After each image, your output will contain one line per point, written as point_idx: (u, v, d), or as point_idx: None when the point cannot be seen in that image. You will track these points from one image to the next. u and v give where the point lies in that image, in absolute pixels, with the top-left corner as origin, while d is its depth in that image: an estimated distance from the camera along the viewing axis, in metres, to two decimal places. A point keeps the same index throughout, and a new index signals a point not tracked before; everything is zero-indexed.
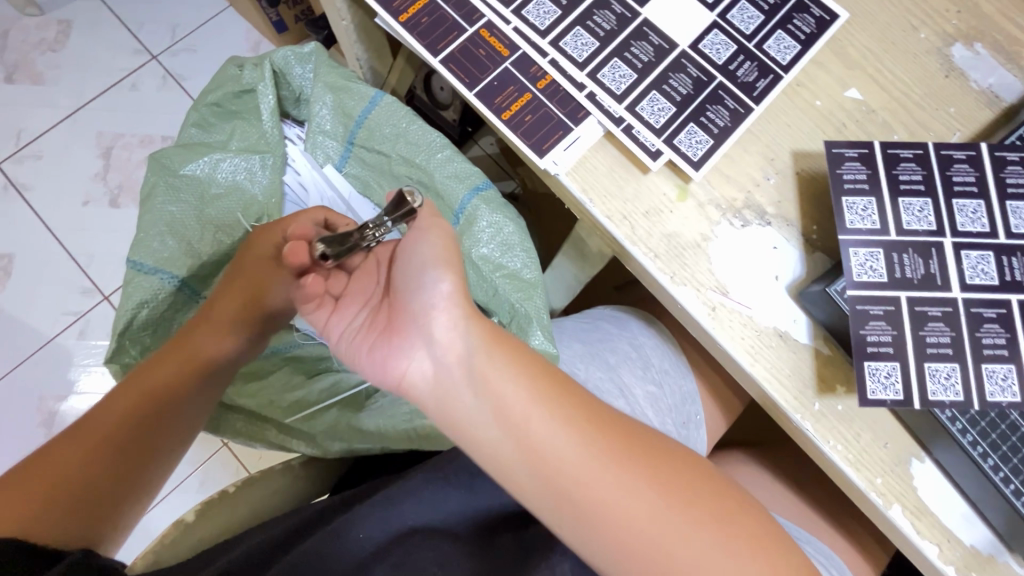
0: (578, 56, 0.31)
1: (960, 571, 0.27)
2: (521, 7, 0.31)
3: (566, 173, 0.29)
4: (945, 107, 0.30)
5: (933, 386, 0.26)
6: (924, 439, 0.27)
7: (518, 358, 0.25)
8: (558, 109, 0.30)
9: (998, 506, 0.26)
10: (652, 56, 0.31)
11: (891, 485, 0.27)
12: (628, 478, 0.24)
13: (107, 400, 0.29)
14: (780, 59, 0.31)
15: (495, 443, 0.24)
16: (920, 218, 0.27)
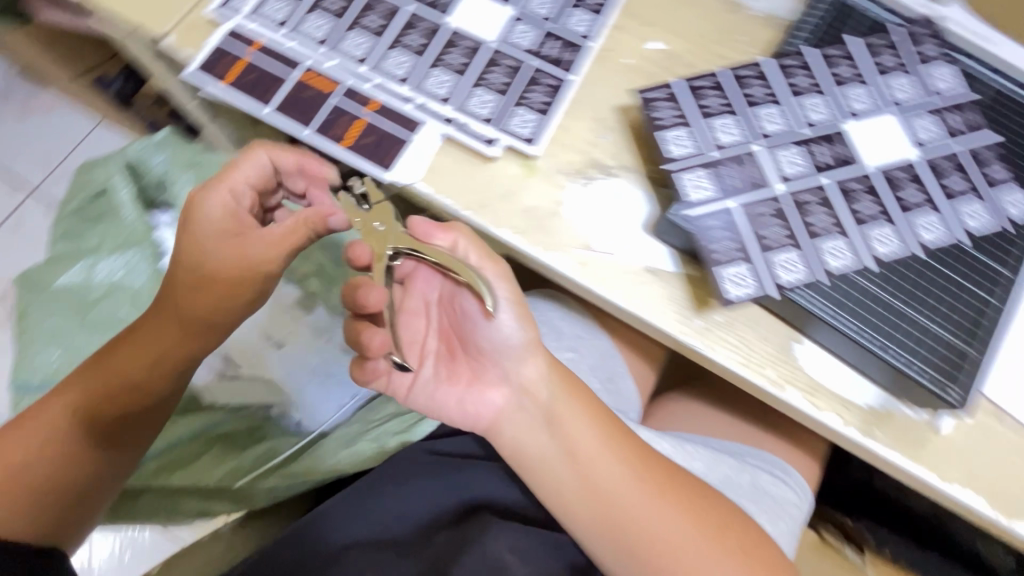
0: (429, 89, 0.51)
1: (862, 426, 0.46)
2: (416, 84, 0.51)
3: (419, 181, 0.49)
4: (741, 38, 0.54)
5: (784, 273, 0.45)
6: (803, 327, 0.47)
7: (578, 412, 0.48)
8: (398, 123, 0.51)
9: (876, 366, 0.46)
10: (466, 57, 0.52)
11: (784, 374, 0.47)
12: (657, 499, 0.47)
13: (68, 408, 0.48)
14: (582, 29, 0.54)
15: (560, 464, 0.48)
16: (731, 131, 0.47)
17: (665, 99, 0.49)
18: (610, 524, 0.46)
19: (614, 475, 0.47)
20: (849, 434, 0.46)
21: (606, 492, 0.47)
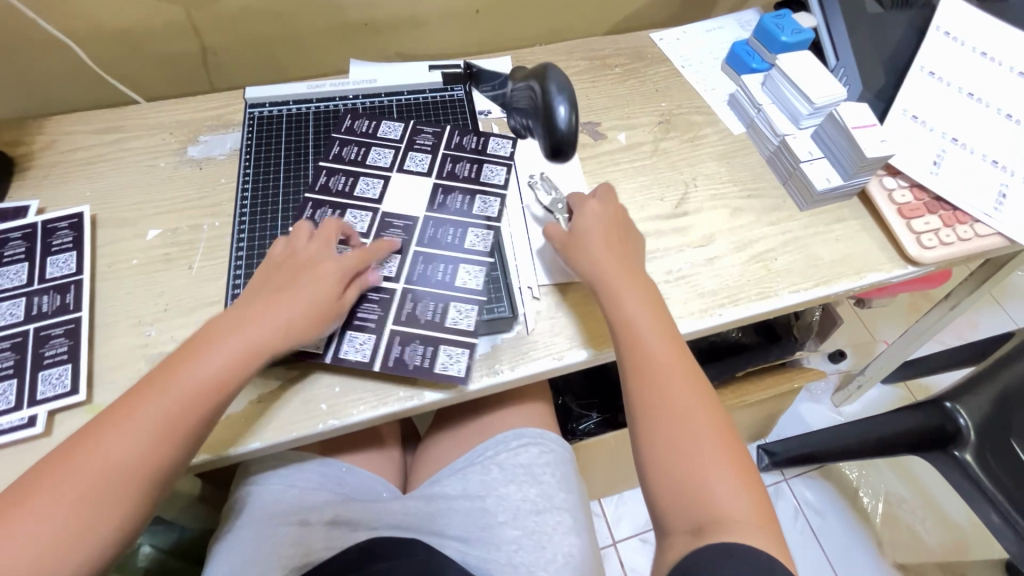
0: (424, 170, 0.63)
1: (791, 290, 0.61)
2: (410, 167, 0.63)
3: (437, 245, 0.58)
4: (570, 58, 0.79)
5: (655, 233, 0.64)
6: (718, 257, 0.63)
7: (646, 297, 0.54)
8: (426, 222, 0.60)
9: (792, 286, 0.61)
10: (421, 157, 0.64)
11: (719, 306, 0.60)
12: (697, 409, 0.49)
13: (151, 419, 0.43)
14: (424, 87, 0.70)
15: (640, 342, 0.52)
16: (500, 149, 0.66)
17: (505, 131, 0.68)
18: (669, 395, 0.50)
19: (679, 368, 0.51)
20: (778, 291, 0.61)
21: (682, 377, 0.51)
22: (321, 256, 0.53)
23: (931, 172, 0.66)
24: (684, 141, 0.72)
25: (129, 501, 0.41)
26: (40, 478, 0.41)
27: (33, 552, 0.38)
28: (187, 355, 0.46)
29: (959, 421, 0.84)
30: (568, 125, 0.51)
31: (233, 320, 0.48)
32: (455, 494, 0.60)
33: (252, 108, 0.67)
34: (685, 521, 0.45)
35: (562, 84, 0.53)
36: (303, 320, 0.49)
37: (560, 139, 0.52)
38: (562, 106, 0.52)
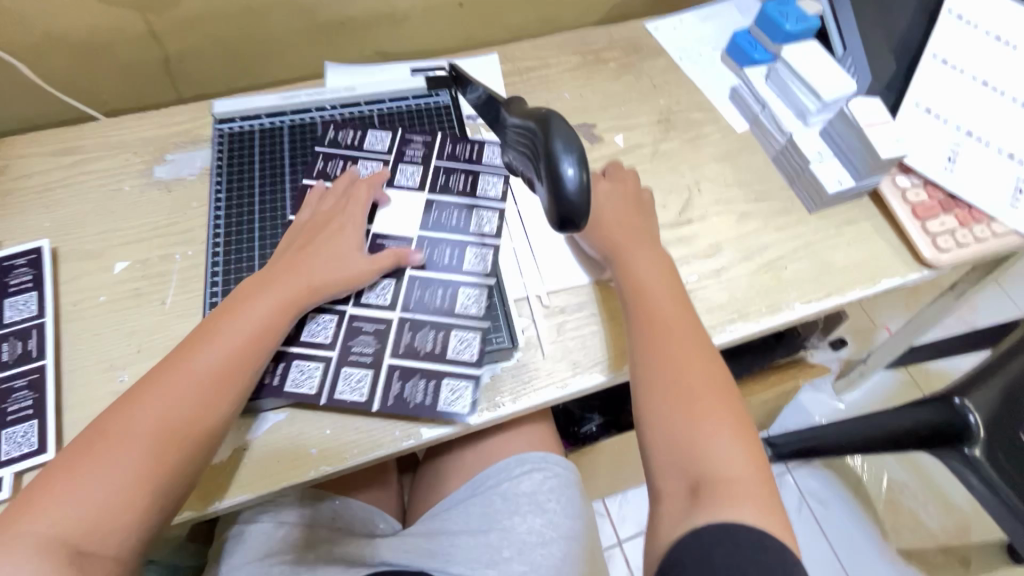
0: (416, 183, 0.59)
1: (804, 302, 0.58)
2: (400, 181, 0.59)
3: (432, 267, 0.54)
4: (562, 53, 0.74)
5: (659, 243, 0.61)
6: (725, 267, 0.60)
7: (653, 252, 0.54)
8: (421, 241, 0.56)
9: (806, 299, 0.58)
10: (411, 170, 0.60)
11: (729, 320, 0.57)
12: (699, 358, 0.47)
13: (198, 372, 0.44)
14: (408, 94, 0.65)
15: (644, 291, 0.51)
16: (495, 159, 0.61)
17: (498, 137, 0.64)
18: (674, 352, 0.47)
19: (687, 328, 0.49)
20: (793, 305, 0.58)
21: (690, 336, 0.48)
22: (339, 210, 0.54)
23: (945, 169, 0.63)
24: (685, 141, 0.68)
25: (204, 439, 0.44)
26: (98, 436, 0.42)
27: (117, 493, 0.40)
28: (228, 314, 0.47)
29: (968, 418, 0.82)
30: (579, 195, 0.40)
31: (267, 274, 0.50)
32: (458, 529, 0.57)
33: (222, 124, 0.62)
34: (680, 482, 0.42)
35: (570, 140, 0.40)
36: (344, 265, 0.51)
37: (569, 211, 0.40)
38: (570, 169, 0.39)
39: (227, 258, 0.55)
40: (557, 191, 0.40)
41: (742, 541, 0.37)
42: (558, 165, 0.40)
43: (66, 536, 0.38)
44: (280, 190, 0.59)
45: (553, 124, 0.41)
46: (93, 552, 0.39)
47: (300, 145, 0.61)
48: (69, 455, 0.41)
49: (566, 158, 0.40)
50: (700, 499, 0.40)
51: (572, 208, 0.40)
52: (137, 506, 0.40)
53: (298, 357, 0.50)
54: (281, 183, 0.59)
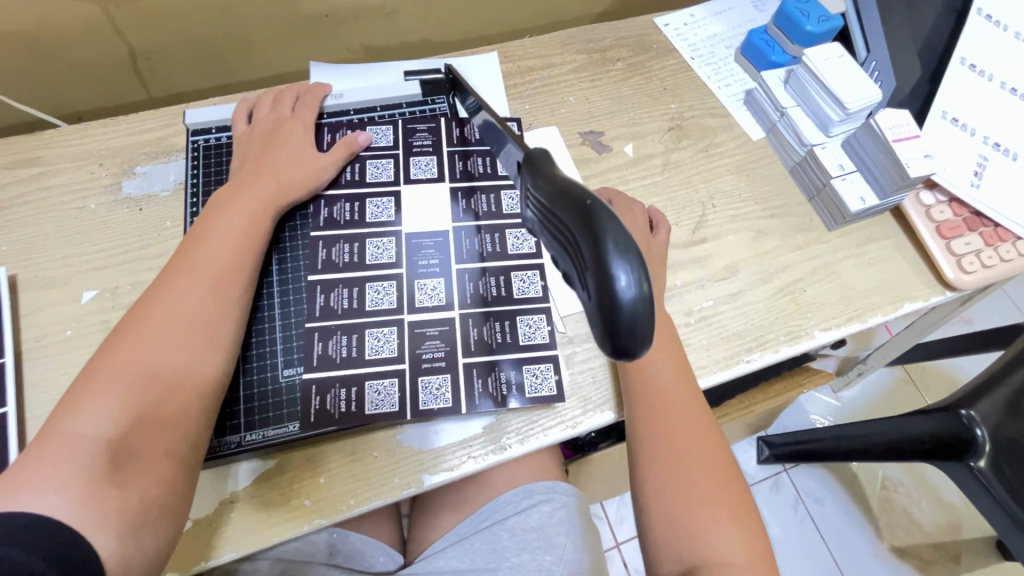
0: (434, 173, 0.56)
1: (822, 328, 0.55)
2: (416, 175, 0.56)
3: (458, 267, 0.53)
4: (567, 52, 0.69)
5: (671, 265, 0.57)
6: (740, 291, 0.56)
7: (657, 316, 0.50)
8: (448, 241, 0.53)
9: (824, 323, 0.56)
10: (428, 160, 0.57)
11: (746, 348, 0.54)
12: (701, 444, 0.47)
13: (178, 285, 0.43)
14: (408, 96, 0.60)
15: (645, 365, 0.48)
16: None
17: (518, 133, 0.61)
18: (675, 434, 0.47)
19: (688, 405, 0.48)
20: (812, 331, 0.55)
21: (689, 410, 0.48)
22: (290, 121, 0.56)
23: (972, 185, 0.60)
24: (698, 151, 0.64)
25: (220, 326, 0.43)
26: (107, 351, 0.40)
27: (147, 392, 0.39)
28: (199, 231, 0.47)
29: (976, 431, 0.80)
30: (640, 315, 0.26)
31: (238, 188, 0.50)
32: (463, 568, 0.54)
33: (196, 136, 0.57)
34: (675, 567, 0.44)
35: (624, 239, 0.26)
36: (312, 166, 0.53)
37: (626, 336, 0.26)
38: (624, 280, 0.25)
39: None
40: (605, 312, 0.26)
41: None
42: (603, 275, 0.26)
43: (109, 440, 0.36)
44: None
45: (598, 218, 0.27)
46: (142, 452, 0.37)
47: None
48: (79, 378, 0.39)
49: (618, 265, 0.25)
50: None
51: (630, 336, 0.26)
52: (176, 401, 0.40)
53: (321, 375, 0.47)
54: None
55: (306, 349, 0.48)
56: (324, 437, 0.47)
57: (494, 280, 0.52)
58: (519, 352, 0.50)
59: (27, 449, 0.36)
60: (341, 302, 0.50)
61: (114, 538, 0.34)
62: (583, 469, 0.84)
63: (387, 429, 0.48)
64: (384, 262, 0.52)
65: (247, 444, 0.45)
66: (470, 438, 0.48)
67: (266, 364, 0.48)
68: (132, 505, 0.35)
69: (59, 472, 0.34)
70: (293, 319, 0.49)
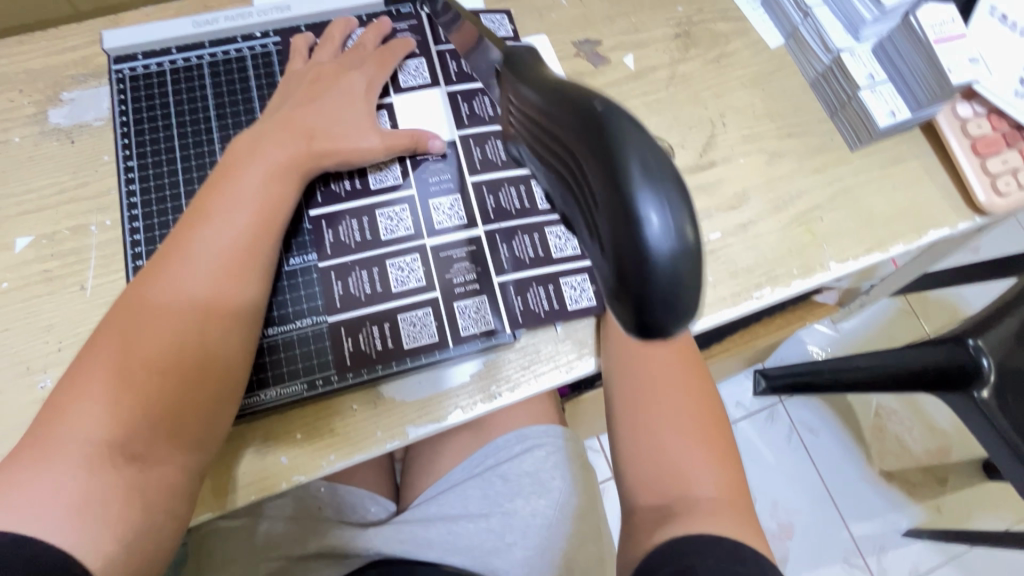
0: (426, 78, 0.49)
1: (836, 261, 0.51)
2: (408, 83, 0.49)
3: (476, 176, 0.47)
4: None
5: None
6: (751, 221, 0.51)
7: None
8: (460, 154, 0.47)
9: (837, 255, 0.51)
10: (416, 67, 0.49)
11: (756, 281, 0.50)
12: (682, 388, 0.43)
13: (199, 259, 0.37)
14: None
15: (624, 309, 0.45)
16: None
17: (510, 36, 0.54)
18: (648, 371, 0.43)
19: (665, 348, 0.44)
20: (827, 265, 0.51)
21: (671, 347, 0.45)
22: (350, 71, 0.46)
23: (1017, 94, 0.53)
24: (708, 62, 0.56)
25: (236, 331, 0.38)
26: (113, 330, 0.35)
27: (154, 399, 0.34)
28: (219, 185, 0.40)
29: (982, 362, 0.76)
30: (682, 277, 0.18)
31: (263, 135, 0.41)
32: (455, 514, 0.54)
33: (118, 65, 0.47)
34: (656, 499, 0.40)
35: (650, 152, 0.18)
36: (355, 137, 0.44)
37: (664, 313, 0.18)
38: (659, 226, 0.18)
39: (155, 242, 0.44)
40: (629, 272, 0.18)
41: (720, 553, 0.34)
42: (622, 215, 0.18)
43: (103, 449, 0.32)
44: (207, 144, 0.46)
45: (609, 128, 0.19)
46: (141, 467, 0.33)
47: (227, 85, 0.47)
48: (87, 355, 0.35)
49: (644, 197, 0.18)
50: (672, 520, 0.38)
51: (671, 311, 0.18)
52: (188, 398, 0.35)
53: (338, 312, 0.43)
54: (208, 137, 0.46)
55: (324, 287, 0.43)
56: (361, 380, 0.43)
57: (512, 190, 0.47)
58: (548, 270, 0.46)
59: (27, 442, 0.33)
60: (352, 235, 0.45)
61: (104, 561, 0.31)
62: (580, 408, 0.81)
63: (404, 376, 0.44)
64: (391, 184, 0.46)
65: (269, 400, 0.41)
66: (458, 387, 0.44)
67: (286, 314, 0.43)
68: (133, 505, 0.33)
69: (51, 469, 0.31)
70: (300, 262, 0.43)
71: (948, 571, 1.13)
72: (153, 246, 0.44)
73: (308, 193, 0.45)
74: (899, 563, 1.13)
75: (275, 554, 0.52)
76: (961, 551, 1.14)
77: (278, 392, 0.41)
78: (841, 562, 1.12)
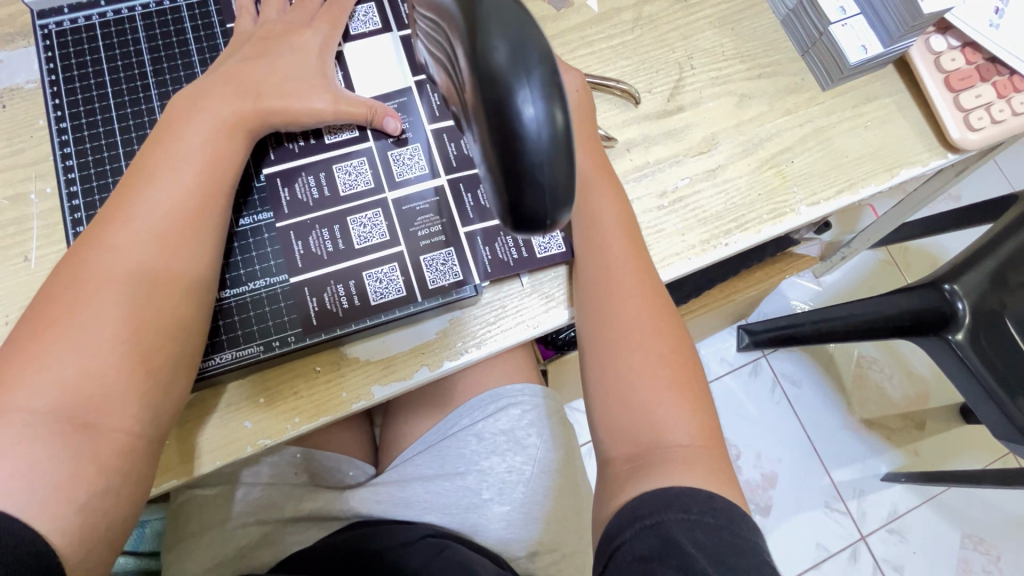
0: (377, 24, 0.46)
1: (807, 203, 0.50)
2: (357, 30, 0.46)
3: (434, 126, 0.45)
4: None
5: (644, 142, 0.50)
6: (720, 167, 0.50)
7: (615, 195, 0.44)
8: (418, 104, 0.45)
9: (808, 198, 0.50)
10: (364, 12, 0.46)
11: (726, 228, 0.49)
12: (659, 335, 0.42)
13: (144, 216, 0.36)
14: None
15: (596, 256, 0.43)
16: None
17: None
18: (623, 320, 0.42)
19: (640, 295, 0.42)
20: (797, 207, 0.50)
21: (639, 288, 0.43)
22: (297, 19, 0.43)
23: (993, 24, 0.51)
24: (676, 1, 0.53)
25: (188, 292, 0.37)
26: (58, 293, 0.34)
27: (103, 362, 0.33)
28: (160, 139, 0.38)
29: (956, 305, 0.76)
30: (549, 158, 0.24)
31: (205, 88, 0.39)
32: (432, 474, 0.54)
33: (43, 20, 0.44)
34: (627, 450, 0.40)
35: (527, 59, 0.24)
36: (306, 85, 0.41)
37: (532, 192, 0.25)
38: (531, 111, 0.23)
39: (95, 206, 0.42)
40: (505, 153, 0.24)
41: (692, 509, 0.35)
42: (507, 110, 0.24)
43: (52, 413, 0.32)
44: (145, 102, 0.44)
45: (492, 42, 0.24)
46: (93, 432, 0.33)
47: (163, 39, 0.45)
48: (32, 320, 0.34)
49: (523, 96, 0.23)
50: (642, 472, 0.38)
51: (536, 188, 0.25)
52: (141, 359, 0.34)
53: (301, 272, 0.42)
54: (146, 94, 0.44)
55: (283, 247, 0.42)
56: (328, 341, 0.41)
57: None
58: None
59: None
60: (310, 193, 0.43)
61: (60, 527, 0.31)
62: (562, 371, 0.81)
63: (369, 335, 0.43)
64: (346, 136, 0.44)
65: (231, 364, 0.40)
66: (426, 343, 0.43)
67: (239, 276, 0.41)
68: (87, 470, 0.32)
69: None
70: (256, 222, 0.42)
71: (926, 511, 1.17)
72: (94, 210, 0.42)
73: (259, 151, 0.42)
74: (879, 506, 1.16)
75: (253, 519, 0.52)
76: (939, 492, 1.18)
77: (238, 356, 0.40)
78: (823, 507, 1.15)
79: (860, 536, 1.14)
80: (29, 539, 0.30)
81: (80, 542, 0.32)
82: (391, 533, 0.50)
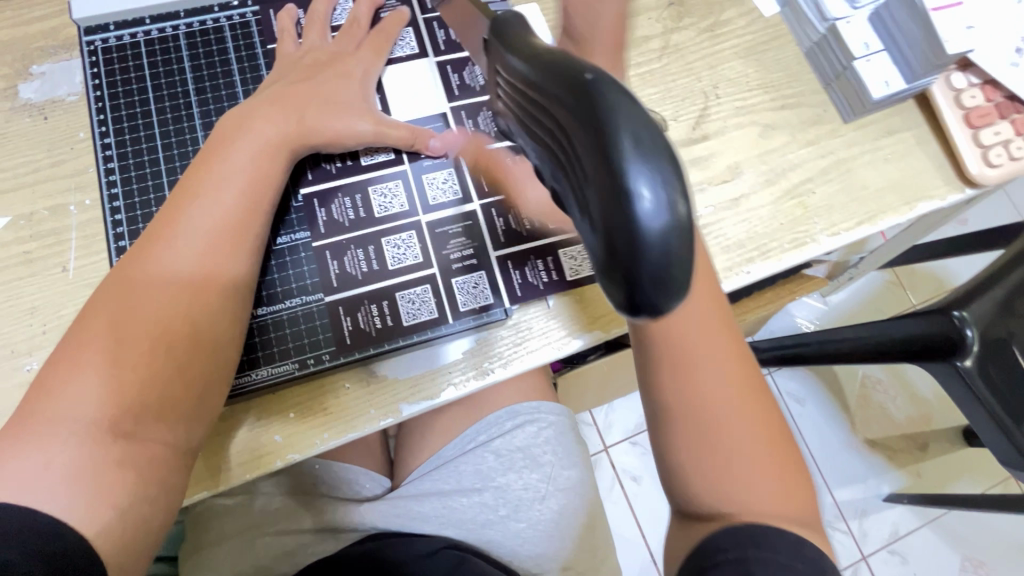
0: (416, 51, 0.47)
1: (826, 232, 0.51)
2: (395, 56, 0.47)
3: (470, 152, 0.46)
4: None
5: None
6: (743, 196, 0.51)
7: None
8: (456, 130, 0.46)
9: (828, 228, 0.51)
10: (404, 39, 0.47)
11: (747, 256, 0.50)
12: None
13: (189, 233, 0.37)
14: None
15: None
16: None
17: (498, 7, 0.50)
18: None
19: None
20: (817, 236, 0.51)
21: None
22: (339, 46, 0.45)
23: (1012, 63, 0.52)
24: (702, 31, 0.54)
25: (225, 310, 0.37)
26: (102, 307, 0.35)
27: (143, 375, 0.34)
28: (207, 159, 0.39)
29: (966, 332, 0.76)
30: (673, 250, 0.21)
31: (250, 110, 0.40)
32: (450, 490, 0.54)
33: (89, 36, 0.45)
34: None
35: (647, 143, 0.21)
36: (347, 110, 0.42)
37: (651, 287, 0.21)
38: (649, 201, 0.21)
39: (137, 221, 0.43)
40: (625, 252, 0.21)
41: None
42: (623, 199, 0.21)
43: (93, 423, 0.32)
44: (187, 120, 0.45)
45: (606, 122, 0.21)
46: (135, 441, 0.33)
47: (205, 58, 0.46)
48: (77, 332, 0.35)
49: (639, 178, 0.21)
50: None
51: (658, 286, 0.21)
52: (180, 374, 0.35)
53: (336, 293, 0.42)
54: (188, 112, 0.45)
55: (319, 266, 0.43)
56: (359, 360, 0.42)
57: None
58: (545, 242, 0.45)
59: (17, 417, 0.33)
60: (346, 213, 0.44)
61: (103, 535, 0.31)
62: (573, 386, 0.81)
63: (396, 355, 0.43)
64: (382, 158, 0.45)
65: (267, 379, 0.41)
66: (452, 363, 0.44)
67: (276, 293, 0.42)
68: (127, 480, 0.33)
69: (40, 444, 0.32)
70: (293, 241, 0.43)
71: (927, 533, 1.17)
72: (135, 225, 0.43)
73: (297, 171, 0.43)
74: (880, 527, 1.17)
75: (273, 529, 0.53)
76: (940, 514, 1.18)
77: (271, 373, 0.41)
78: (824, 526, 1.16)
79: (860, 556, 1.15)
80: (76, 546, 0.30)
81: (120, 550, 0.32)
82: (411, 541, 0.51)
